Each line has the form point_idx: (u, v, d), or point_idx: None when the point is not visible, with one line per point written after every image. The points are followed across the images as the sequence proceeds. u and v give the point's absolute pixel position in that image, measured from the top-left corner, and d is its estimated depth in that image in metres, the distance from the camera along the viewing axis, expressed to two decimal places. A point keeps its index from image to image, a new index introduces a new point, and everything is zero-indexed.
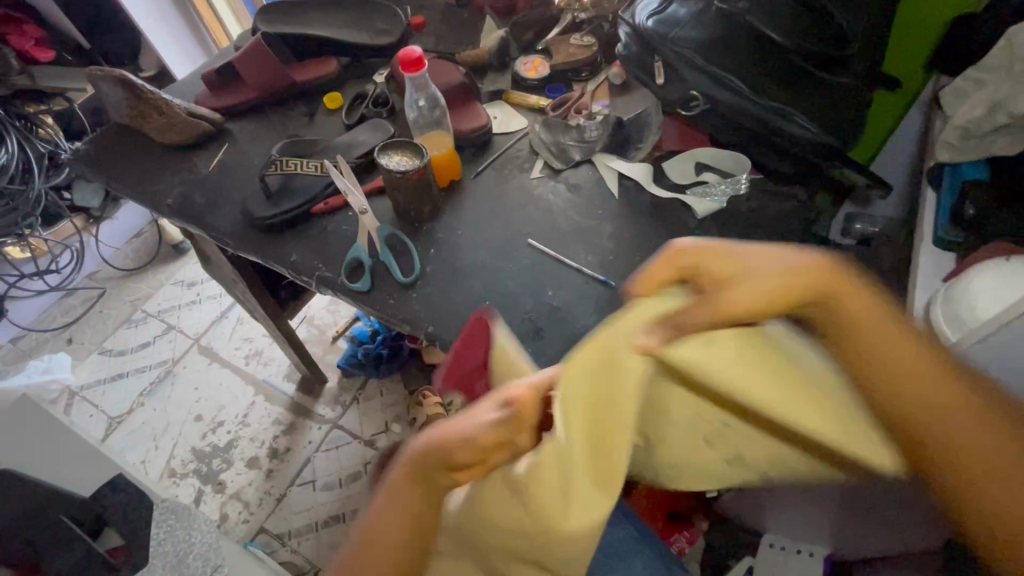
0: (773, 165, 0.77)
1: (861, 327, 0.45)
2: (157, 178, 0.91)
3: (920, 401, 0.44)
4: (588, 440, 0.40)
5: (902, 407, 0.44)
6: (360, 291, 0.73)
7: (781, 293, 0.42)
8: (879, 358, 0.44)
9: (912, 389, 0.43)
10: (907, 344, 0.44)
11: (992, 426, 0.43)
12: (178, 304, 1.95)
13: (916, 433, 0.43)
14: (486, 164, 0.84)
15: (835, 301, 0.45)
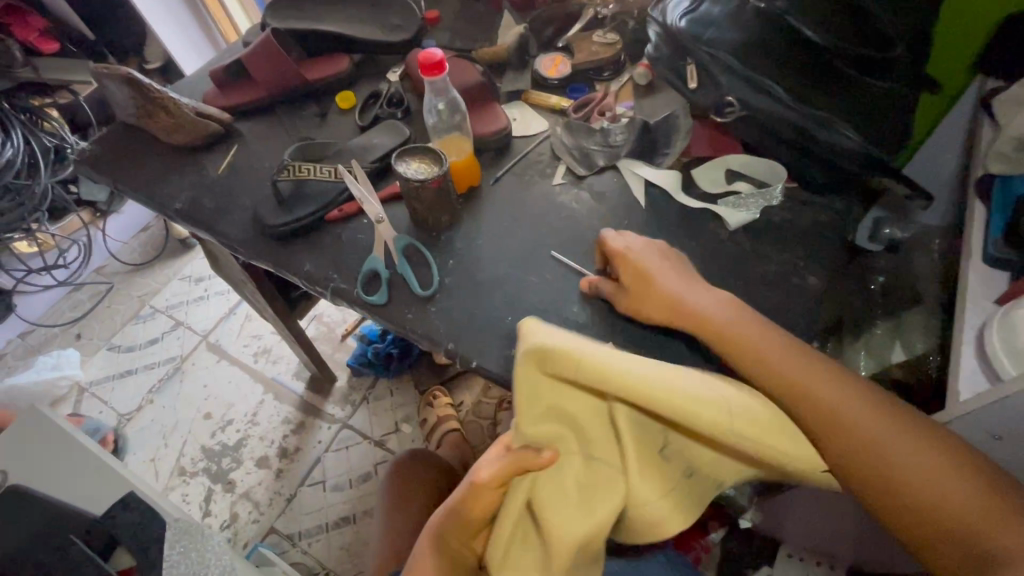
0: (808, 174, 0.72)
1: (763, 359, 0.56)
2: (166, 180, 0.88)
3: (852, 419, 0.52)
4: (580, 458, 0.50)
5: (821, 411, 0.52)
6: (376, 304, 0.70)
7: (674, 308, 0.61)
8: (786, 380, 0.54)
9: (838, 402, 0.53)
10: (806, 372, 0.55)
11: (890, 423, 0.52)
12: (186, 300, 1.93)
13: (834, 431, 0.51)
14: (505, 169, 0.81)
15: (733, 333, 0.58)
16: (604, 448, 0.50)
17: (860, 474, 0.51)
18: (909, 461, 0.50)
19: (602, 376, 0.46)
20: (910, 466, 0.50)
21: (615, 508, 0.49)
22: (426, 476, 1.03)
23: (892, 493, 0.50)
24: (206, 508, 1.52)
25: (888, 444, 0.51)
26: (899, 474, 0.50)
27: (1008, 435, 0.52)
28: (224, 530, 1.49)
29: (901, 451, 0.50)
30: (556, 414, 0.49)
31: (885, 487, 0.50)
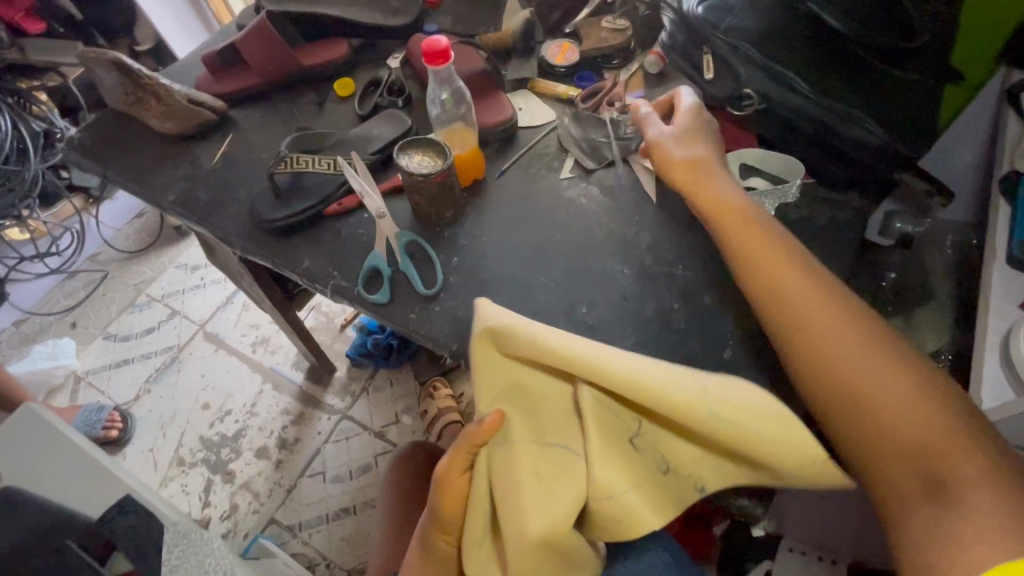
0: (825, 170, 0.71)
1: (796, 309, 0.54)
2: (157, 170, 0.85)
3: (844, 353, 0.51)
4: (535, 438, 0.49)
5: (815, 341, 0.52)
6: (377, 303, 0.67)
7: (719, 210, 0.63)
8: (795, 314, 0.54)
9: (834, 332, 0.52)
10: (817, 301, 0.54)
11: (904, 383, 0.49)
12: (182, 289, 1.91)
13: (832, 358, 0.51)
14: (511, 162, 0.78)
15: (793, 298, 0.55)
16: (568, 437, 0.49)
17: (879, 445, 0.48)
18: (892, 397, 0.48)
19: (553, 350, 0.48)
20: (891, 400, 0.48)
21: (579, 486, 0.47)
22: (428, 471, 1.02)
23: (867, 426, 0.48)
24: (205, 499, 1.52)
25: (876, 380, 0.49)
26: (879, 407, 0.48)
27: None
28: (224, 521, 1.48)
29: (889, 386, 0.49)
30: (519, 393, 0.50)
31: (881, 446, 0.48)
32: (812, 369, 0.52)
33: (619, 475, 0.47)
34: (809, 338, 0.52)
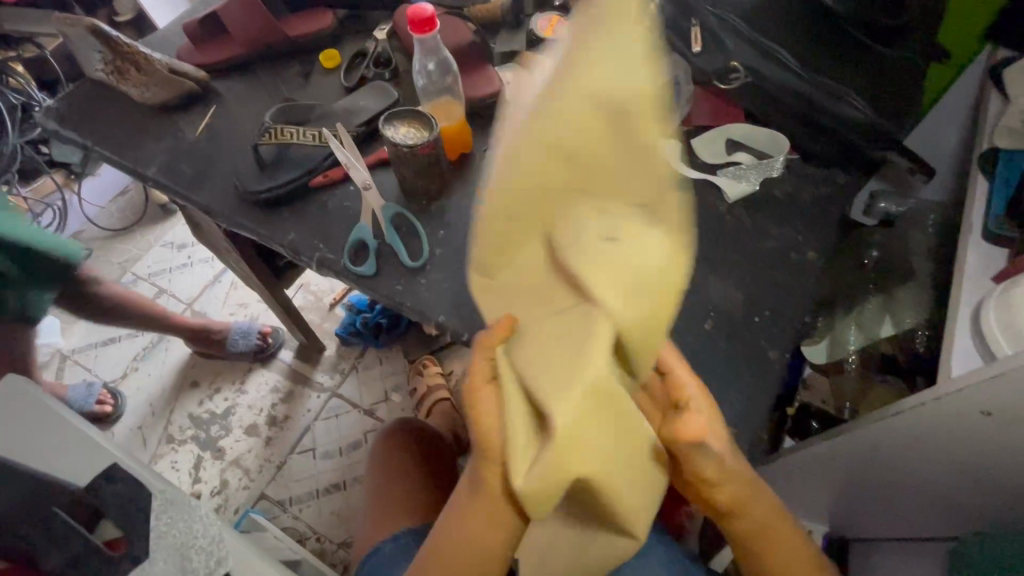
0: (813, 146, 0.71)
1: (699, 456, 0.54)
2: (139, 142, 0.83)
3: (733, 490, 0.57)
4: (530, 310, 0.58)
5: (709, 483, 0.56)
6: (364, 275, 0.67)
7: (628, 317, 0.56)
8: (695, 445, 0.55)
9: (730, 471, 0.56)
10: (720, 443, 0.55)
11: (766, 502, 0.59)
12: (168, 267, 1.89)
13: (725, 494, 0.57)
14: (498, 136, 0.78)
15: (688, 416, 0.53)
16: (551, 316, 0.54)
17: (753, 542, 0.60)
18: (763, 511, 0.59)
19: (489, 192, 0.54)
20: (761, 516, 0.59)
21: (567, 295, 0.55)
22: (417, 445, 1.04)
23: (747, 529, 0.59)
24: (195, 475, 1.52)
25: (753, 499, 0.58)
26: (752, 523, 0.59)
27: (999, 413, 0.52)
28: (214, 496, 1.49)
29: (760, 506, 0.59)
30: (501, 227, 0.58)
31: (750, 543, 0.60)
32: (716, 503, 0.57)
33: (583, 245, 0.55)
34: (681, 460, 0.55)
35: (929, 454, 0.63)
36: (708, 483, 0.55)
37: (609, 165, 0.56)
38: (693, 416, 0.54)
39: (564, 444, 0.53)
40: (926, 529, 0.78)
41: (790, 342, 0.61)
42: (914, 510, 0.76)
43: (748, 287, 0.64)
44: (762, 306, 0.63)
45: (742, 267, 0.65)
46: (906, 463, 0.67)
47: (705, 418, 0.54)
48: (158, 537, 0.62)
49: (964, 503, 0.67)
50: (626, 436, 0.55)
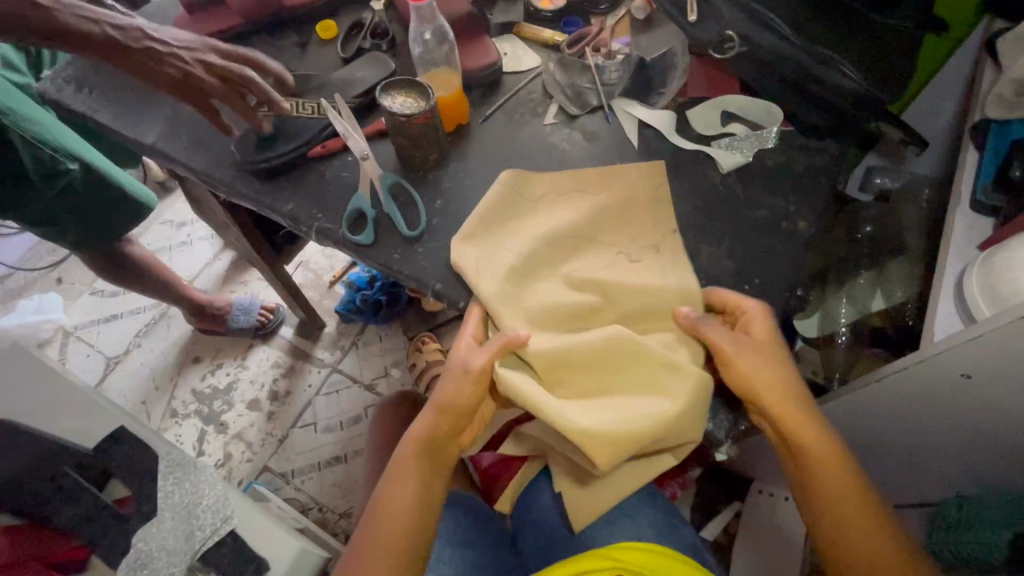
0: (806, 115, 0.71)
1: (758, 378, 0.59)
2: (134, 110, 0.83)
3: (813, 434, 0.58)
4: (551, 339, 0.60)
5: (789, 414, 0.58)
6: (362, 244, 0.68)
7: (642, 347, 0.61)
8: (762, 381, 0.59)
9: (802, 415, 0.58)
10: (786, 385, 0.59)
11: (839, 471, 0.56)
12: (169, 245, 1.89)
13: (802, 444, 0.58)
14: (495, 107, 0.78)
15: (748, 327, 0.59)
16: (573, 314, 0.63)
17: (827, 505, 0.56)
18: (838, 476, 0.56)
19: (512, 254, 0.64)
20: (837, 483, 0.56)
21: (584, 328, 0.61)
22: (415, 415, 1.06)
23: (824, 488, 0.56)
24: (199, 448, 1.55)
25: (823, 455, 0.57)
26: (823, 481, 0.56)
27: (977, 373, 0.53)
28: (219, 468, 1.53)
29: (835, 469, 0.56)
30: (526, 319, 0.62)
31: (826, 503, 0.56)
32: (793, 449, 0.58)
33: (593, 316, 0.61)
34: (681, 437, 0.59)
35: (913, 418, 0.65)
36: (757, 393, 0.59)
37: (608, 216, 0.67)
38: (752, 333, 0.59)
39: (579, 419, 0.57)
40: (910, 499, 0.80)
41: (778, 309, 0.62)
42: (898, 478, 0.77)
43: (739, 256, 0.65)
44: (752, 273, 0.64)
45: (734, 236, 0.66)
46: (890, 428, 0.69)
47: (762, 329, 0.59)
48: (167, 495, 0.65)
49: (946, 467, 0.69)
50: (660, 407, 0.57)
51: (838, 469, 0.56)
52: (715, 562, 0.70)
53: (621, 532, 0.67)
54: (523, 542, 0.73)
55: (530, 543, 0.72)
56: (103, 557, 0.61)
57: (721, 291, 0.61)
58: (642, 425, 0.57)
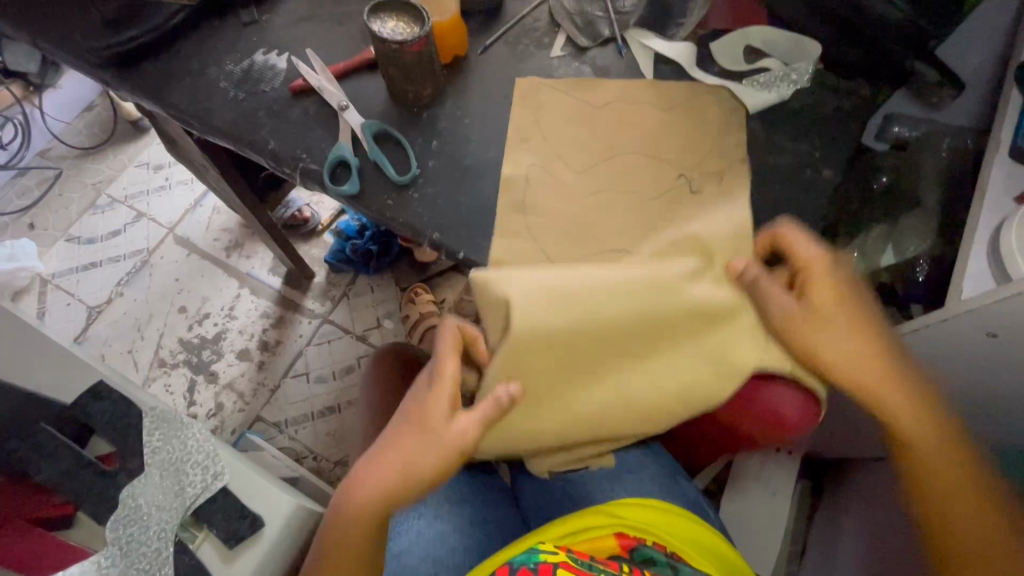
0: (838, 52, 0.66)
1: (847, 349, 0.54)
2: (84, 29, 0.73)
3: (892, 403, 0.54)
4: (545, 336, 0.55)
5: (878, 390, 0.54)
6: (348, 195, 0.63)
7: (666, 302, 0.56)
8: (844, 369, 0.54)
9: (890, 391, 0.54)
10: (867, 360, 0.54)
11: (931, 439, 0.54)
12: (147, 189, 1.81)
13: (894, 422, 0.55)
14: (497, 36, 0.70)
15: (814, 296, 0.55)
16: (594, 274, 0.55)
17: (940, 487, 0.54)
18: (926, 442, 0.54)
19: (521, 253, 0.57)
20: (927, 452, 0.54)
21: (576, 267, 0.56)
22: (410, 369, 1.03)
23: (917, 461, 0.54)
24: (189, 398, 1.53)
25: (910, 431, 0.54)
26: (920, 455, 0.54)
27: (1004, 331, 0.53)
28: (210, 418, 1.51)
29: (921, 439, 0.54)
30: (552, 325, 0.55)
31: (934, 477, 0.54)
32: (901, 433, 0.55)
33: (593, 271, 0.56)
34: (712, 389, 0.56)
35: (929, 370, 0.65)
36: (834, 369, 0.54)
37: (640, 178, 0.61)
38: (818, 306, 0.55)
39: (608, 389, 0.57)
40: None
41: None
42: None
43: (758, 207, 0.61)
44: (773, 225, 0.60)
45: (756, 184, 0.62)
46: None
47: (829, 303, 0.55)
48: (153, 451, 0.61)
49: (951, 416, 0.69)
50: (689, 365, 0.56)
51: (933, 437, 0.54)
52: (718, 518, 0.69)
53: (624, 492, 0.65)
54: (525, 500, 0.72)
55: (529, 496, 0.72)
56: (89, 512, 0.59)
57: (787, 231, 0.56)
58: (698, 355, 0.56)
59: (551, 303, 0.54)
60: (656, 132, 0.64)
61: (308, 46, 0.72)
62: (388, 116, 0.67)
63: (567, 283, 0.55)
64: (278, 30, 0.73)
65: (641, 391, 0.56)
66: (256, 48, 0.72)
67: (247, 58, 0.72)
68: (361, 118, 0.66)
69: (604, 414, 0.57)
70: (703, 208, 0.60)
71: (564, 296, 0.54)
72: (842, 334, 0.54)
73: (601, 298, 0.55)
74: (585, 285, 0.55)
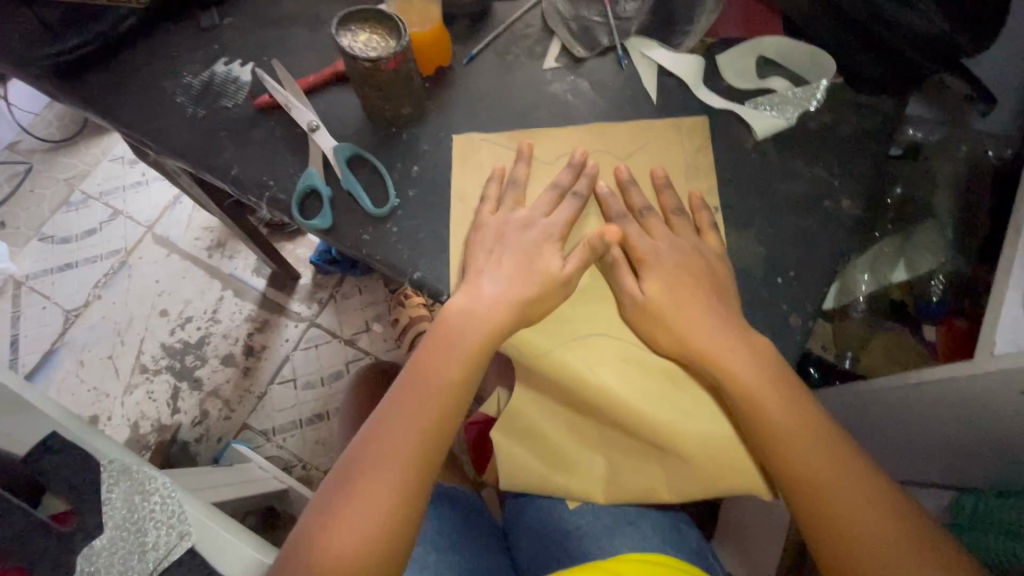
0: (858, 65, 0.60)
1: (769, 400, 0.50)
2: (24, 35, 0.66)
3: (814, 465, 0.49)
4: (538, 392, 0.56)
5: (793, 449, 0.49)
6: (319, 229, 0.57)
7: (662, 369, 0.53)
8: (768, 424, 0.50)
9: (811, 448, 0.49)
10: (786, 415, 0.50)
11: (870, 506, 0.47)
12: (123, 185, 1.73)
13: (823, 489, 0.48)
14: (483, 44, 0.64)
15: (743, 350, 0.51)
16: (586, 332, 0.54)
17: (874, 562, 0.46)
18: (860, 511, 0.47)
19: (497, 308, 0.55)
20: (860, 518, 0.47)
21: (559, 328, 0.54)
22: None
23: (840, 530, 0.47)
24: (173, 406, 1.48)
25: (844, 494, 0.48)
26: (851, 523, 0.47)
27: None
28: (195, 427, 1.46)
29: (859, 505, 0.48)
30: (542, 383, 0.55)
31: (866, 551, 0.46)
32: (828, 501, 0.48)
33: (581, 332, 0.54)
34: (718, 461, 0.52)
35: (947, 411, 0.61)
36: (754, 416, 0.50)
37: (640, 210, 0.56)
38: (744, 356, 0.51)
39: (596, 445, 0.56)
40: (924, 477, 0.77)
41: (818, 302, 0.54)
42: (915, 459, 0.74)
43: (770, 242, 0.55)
44: (789, 263, 0.55)
45: (769, 215, 0.56)
46: (922, 419, 0.66)
47: (757, 356, 0.51)
48: (112, 510, 0.58)
49: (971, 456, 0.65)
50: (702, 440, 0.52)
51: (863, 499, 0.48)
52: (721, 567, 0.65)
53: (625, 544, 0.61)
54: (518, 544, 0.69)
55: (523, 540, 0.68)
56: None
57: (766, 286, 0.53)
58: (714, 437, 0.52)
59: (539, 360, 0.54)
60: (659, 161, 0.58)
61: (276, 55, 0.65)
62: (364, 137, 0.60)
63: (554, 336, 0.54)
64: (243, 36, 0.66)
65: (637, 450, 0.55)
66: (218, 57, 0.65)
67: (207, 69, 0.64)
68: (333, 139, 0.60)
69: (621, 470, 0.56)
70: (711, 246, 0.55)
71: (548, 356, 0.54)
72: (790, 406, 0.50)
73: (588, 354, 0.53)
74: (570, 348, 0.54)
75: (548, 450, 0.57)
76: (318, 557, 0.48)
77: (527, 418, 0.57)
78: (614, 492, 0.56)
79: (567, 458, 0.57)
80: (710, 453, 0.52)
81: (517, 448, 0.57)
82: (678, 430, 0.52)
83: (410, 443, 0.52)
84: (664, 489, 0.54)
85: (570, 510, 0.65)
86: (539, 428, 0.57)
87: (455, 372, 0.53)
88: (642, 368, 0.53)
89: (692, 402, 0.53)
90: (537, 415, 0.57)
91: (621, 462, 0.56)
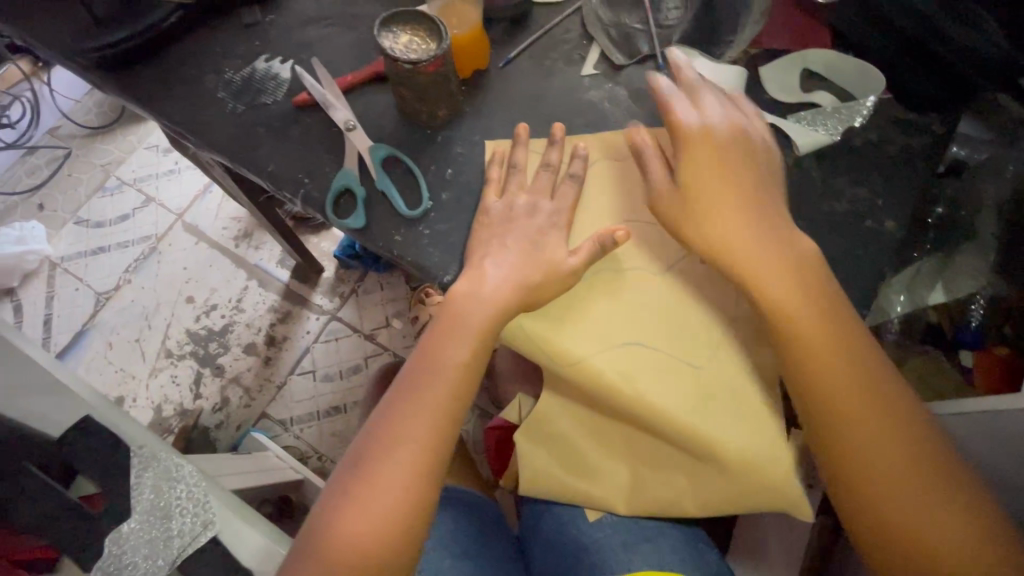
0: (909, 82, 0.58)
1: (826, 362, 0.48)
2: (75, 27, 0.67)
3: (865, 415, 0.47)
4: (567, 399, 0.56)
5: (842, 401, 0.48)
6: (352, 228, 0.57)
7: (702, 383, 0.52)
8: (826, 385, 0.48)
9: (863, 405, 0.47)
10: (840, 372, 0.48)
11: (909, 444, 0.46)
12: (156, 172, 1.77)
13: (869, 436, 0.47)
14: (523, 49, 0.63)
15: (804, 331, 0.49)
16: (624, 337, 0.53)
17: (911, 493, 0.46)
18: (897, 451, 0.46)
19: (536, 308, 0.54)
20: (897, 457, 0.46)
21: (599, 331, 0.53)
22: None
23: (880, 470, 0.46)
24: (195, 391, 1.51)
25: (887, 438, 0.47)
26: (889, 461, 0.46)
27: None
28: (216, 413, 1.49)
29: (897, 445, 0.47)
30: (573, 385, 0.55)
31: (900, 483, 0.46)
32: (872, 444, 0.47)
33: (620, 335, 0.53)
34: (758, 477, 0.51)
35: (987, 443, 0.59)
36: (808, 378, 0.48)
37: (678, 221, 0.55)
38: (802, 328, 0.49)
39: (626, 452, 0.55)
40: None
41: None
42: None
43: None
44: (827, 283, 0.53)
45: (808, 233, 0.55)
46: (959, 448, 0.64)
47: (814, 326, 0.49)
48: (139, 496, 0.59)
49: None
50: (743, 455, 0.51)
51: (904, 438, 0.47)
52: None
53: (643, 560, 0.60)
54: (533, 552, 0.69)
55: (538, 548, 0.67)
56: (72, 556, 0.56)
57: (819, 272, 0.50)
58: (757, 456, 0.51)
59: (574, 366, 0.53)
60: None
61: (315, 53, 0.66)
62: (399, 138, 0.60)
63: (589, 343, 0.53)
64: (284, 33, 0.67)
65: (671, 456, 0.54)
66: (260, 53, 0.66)
67: (248, 65, 0.65)
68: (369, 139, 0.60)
69: (644, 480, 0.55)
70: None
71: (581, 364, 0.53)
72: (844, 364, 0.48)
73: (621, 365, 0.52)
74: (607, 354, 0.53)
75: (576, 456, 0.56)
76: (341, 532, 0.49)
77: (558, 420, 0.56)
78: (634, 503, 0.55)
79: (593, 469, 0.56)
80: (750, 469, 0.51)
81: (540, 452, 0.57)
82: (720, 444, 0.51)
83: (418, 423, 0.52)
84: (692, 503, 0.54)
85: (588, 522, 0.64)
86: (571, 427, 0.56)
87: (457, 357, 0.53)
88: (681, 381, 0.52)
89: (732, 417, 0.51)
90: (566, 417, 0.56)
91: (649, 476, 0.55)
